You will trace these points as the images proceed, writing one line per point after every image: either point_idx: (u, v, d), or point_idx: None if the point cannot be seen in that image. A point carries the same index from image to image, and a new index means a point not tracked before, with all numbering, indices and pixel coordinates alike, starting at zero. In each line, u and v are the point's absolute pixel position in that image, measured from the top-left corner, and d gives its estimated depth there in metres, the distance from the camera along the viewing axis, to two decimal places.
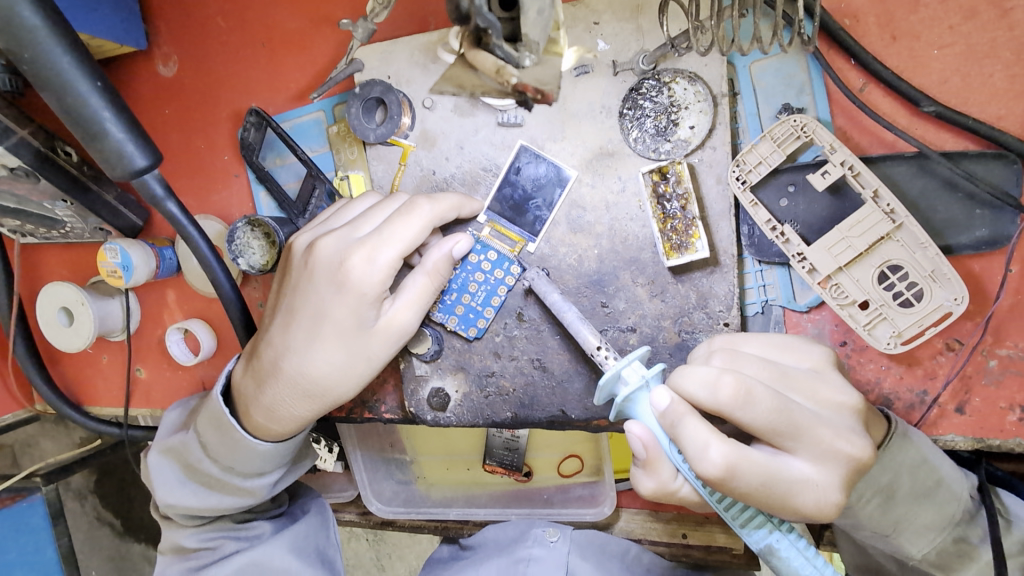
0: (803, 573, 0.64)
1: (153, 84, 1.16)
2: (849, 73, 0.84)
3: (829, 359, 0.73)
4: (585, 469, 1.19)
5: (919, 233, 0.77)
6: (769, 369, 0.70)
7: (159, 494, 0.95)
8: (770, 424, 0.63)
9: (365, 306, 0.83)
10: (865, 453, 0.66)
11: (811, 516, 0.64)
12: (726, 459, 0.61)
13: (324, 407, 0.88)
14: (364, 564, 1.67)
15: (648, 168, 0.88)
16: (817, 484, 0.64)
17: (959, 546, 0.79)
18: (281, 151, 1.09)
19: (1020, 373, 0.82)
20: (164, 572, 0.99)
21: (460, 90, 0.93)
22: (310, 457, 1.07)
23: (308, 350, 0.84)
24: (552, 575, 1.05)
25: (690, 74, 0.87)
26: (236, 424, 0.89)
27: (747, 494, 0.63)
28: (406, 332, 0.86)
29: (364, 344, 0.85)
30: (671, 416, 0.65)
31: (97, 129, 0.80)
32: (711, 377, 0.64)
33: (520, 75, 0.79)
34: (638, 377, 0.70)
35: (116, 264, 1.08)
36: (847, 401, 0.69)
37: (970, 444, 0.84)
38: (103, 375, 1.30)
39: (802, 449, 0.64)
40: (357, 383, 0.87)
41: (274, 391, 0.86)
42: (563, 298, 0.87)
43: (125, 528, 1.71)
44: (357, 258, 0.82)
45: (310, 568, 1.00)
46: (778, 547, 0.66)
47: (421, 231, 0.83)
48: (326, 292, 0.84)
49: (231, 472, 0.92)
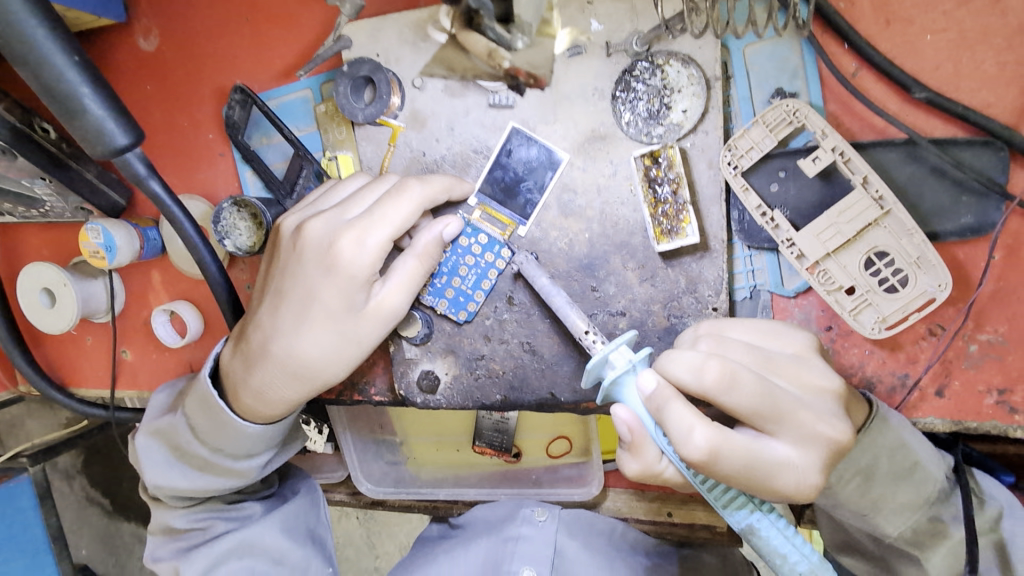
0: (782, 551, 0.66)
1: (133, 58, 1.12)
2: (842, 58, 0.83)
3: (812, 345, 0.74)
4: (574, 450, 1.21)
5: (906, 219, 0.78)
6: (753, 354, 0.71)
7: (147, 476, 0.95)
8: (753, 407, 0.65)
9: (355, 289, 0.82)
10: (845, 436, 0.67)
11: (790, 497, 0.66)
12: (710, 443, 0.62)
13: (314, 389, 0.87)
14: (353, 543, 1.69)
15: (640, 152, 0.87)
16: (799, 467, 0.65)
17: (934, 525, 0.81)
18: (267, 130, 1.07)
19: (1000, 357, 0.84)
20: (153, 553, 1.00)
21: (451, 73, 0.92)
22: (300, 439, 1.07)
23: (297, 333, 0.84)
24: (541, 553, 1.08)
25: (683, 57, 0.86)
26: (225, 407, 0.89)
27: (730, 477, 0.64)
28: (396, 315, 0.86)
29: (354, 327, 0.84)
30: (657, 399, 0.65)
31: (75, 105, 0.78)
32: (697, 362, 0.65)
33: (512, 59, 0.88)
34: (626, 360, 0.71)
35: (99, 244, 1.07)
36: (829, 386, 0.70)
37: (948, 426, 0.86)
38: (88, 358, 1.29)
39: (784, 432, 0.65)
40: (347, 365, 0.87)
41: (263, 374, 0.85)
42: (552, 282, 0.87)
43: (113, 507, 1.75)
44: (346, 240, 0.81)
45: (300, 548, 1.02)
46: (759, 527, 0.67)
47: (412, 214, 0.82)
48: (316, 274, 0.83)
49: (220, 454, 0.92)
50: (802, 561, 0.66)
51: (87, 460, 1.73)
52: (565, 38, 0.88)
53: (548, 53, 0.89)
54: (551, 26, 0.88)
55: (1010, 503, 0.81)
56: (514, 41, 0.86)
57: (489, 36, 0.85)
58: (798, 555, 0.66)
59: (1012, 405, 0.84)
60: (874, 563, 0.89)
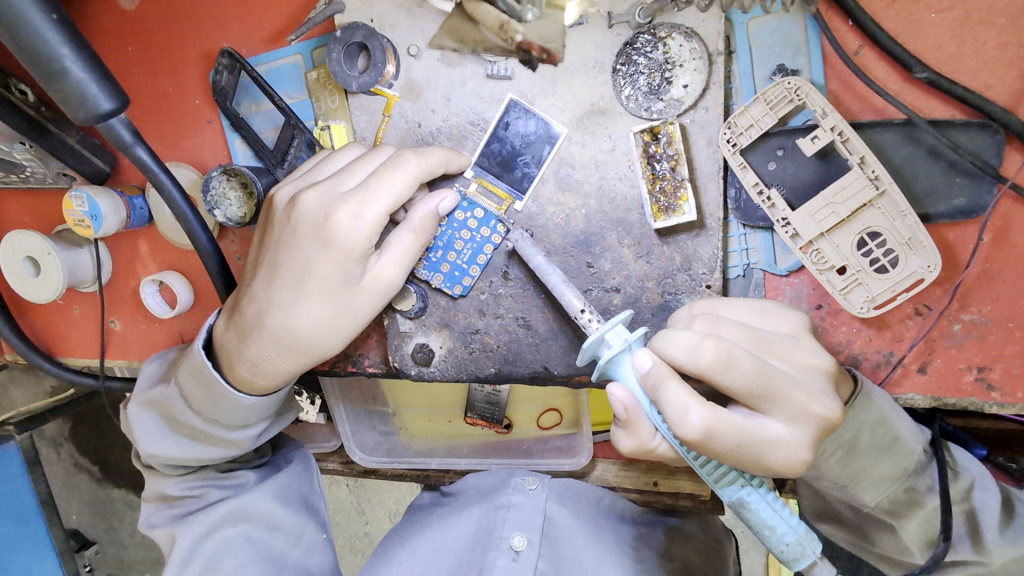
0: (771, 522, 0.69)
1: (113, 18, 1.07)
2: (846, 35, 0.83)
3: (805, 325, 0.76)
4: (563, 422, 1.24)
5: (900, 201, 0.79)
6: (748, 335, 0.72)
7: (142, 446, 0.95)
8: (748, 386, 0.66)
9: (351, 263, 0.82)
10: (836, 413, 0.69)
11: (780, 472, 0.68)
12: (705, 422, 0.64)
13: (309, 362, 0.88)
14: (344, 509, 1.72)
15: (639, 128, 0.86)
16: (789, 442, 0.67)
17: (909, 495, 0.84)
18: (256, 97, 1.04)
19: (981, 337, 0.86)
20: (149, 519, 1.01)
21: (461, 44, 0.90)
22: (294, 410, 1.08)
23: (292, 306, 0.83)
24: (531, 520, 1.08)
25: (686, 30, 0.84)
26: (220, 378, 0.89)
27: (723, 453, 0.66)
28: (392, 289, 0.86)
29: (350, 301, 0.84)
30: (653, 378, 0.66)
31: (55, 68, 0.74)
32: (693, 342, 0.66)
33: (524, 31, 0.87)
34: (622, 340, 0.72)
35: (83, 213, 1.04)
36: (821, 364, 0.72)
37: (928, 402, 0.89)
38: (76, 327, 1.27)
39: (777, 411, 0.68)
40: (343, 339, 0.87)
41: (258, 346, 0.85)
42: (547, 261, 0.86)
43: (102, 474, 1.76)
44: (341, 213, 0.80)
45: (294, 515, 1.03)
46: (749, 500, 0.70)
47: (409, 186, 0.81)
48: (311, 248, 0.82)
49: (214, 424, 0.93)
50: (789, 532, 0.70)
51: (74, 427, 1.72)
52: (574, 9, 0.86)
53: (559, 25, 0.87)
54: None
55: (981, 475, 0.85)
56: (525, 12, 0.86)
57: (501, 7, 0.86)
58: (787, 527, 0.70)
59: (990, 382, 0.87)
60: (850, 530, 0.93)
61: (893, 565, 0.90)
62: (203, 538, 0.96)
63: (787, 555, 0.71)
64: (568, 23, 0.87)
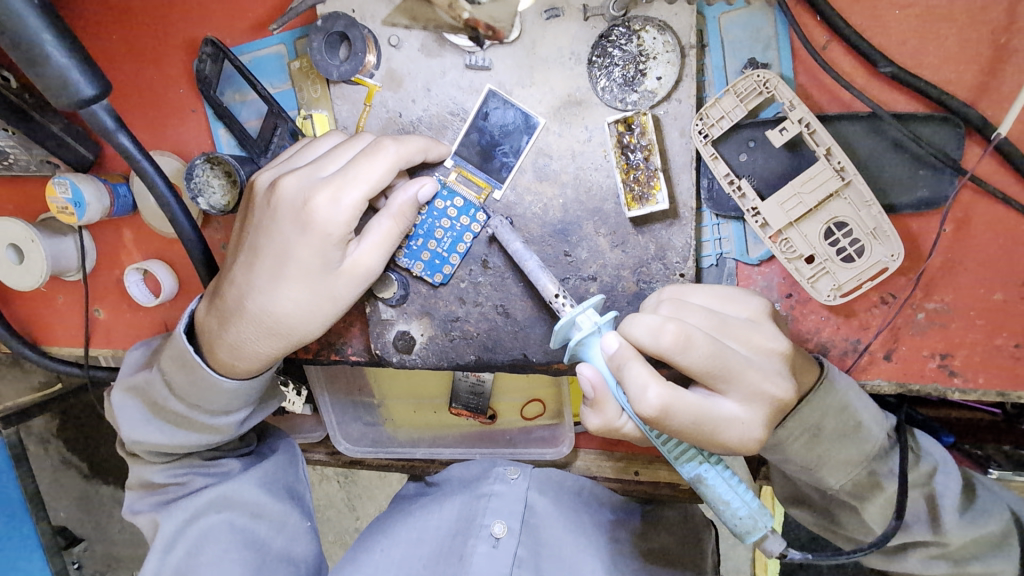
0: (726, 498, 0.71)
1: (97, 7, 1.08)
2: (814, 30, 0.85)
3: (766, 310, 0.78)
4: (546, 413, 1.25)
5: (865, 191, 0.81)
6: (710, 319, 0.74)
7: (124, 431, 0.96)
8: (705, 368, 0.68)
9: (331, 248, 0.83)
10: (788, 394, 0.72)
11: (735, 449, 0.70)
12: (662, 400, 0.66)
13: (289, 346, 0.89)
14: (334, 503, 1.73)
15: (614, 119, 0.88)
16: (744, 421, 0.70)
17: (871, 478, 0.87)
18: (241, 87, 1.05)
19: (944, 325, 0.89)
20: (132, 506, 1.01)
21: (414, 23, 0.92)
22: (278, 398, 1.09)
23: (273, 290, 0.85)
24: (512, 508, 1.10)
25: (660, 23, 0.86)
26: (201, 362, 0.90)
27: (681, 431, 0.68)
28: (372, 275, 0.87)
29: (331, 285, 0.85)
30: (618, 359, 0.69)
31: (36, 53, 0.75)
32: (656, 325, 0.68)
33: (472, 9, 0.88)
34: (592, 322, 0.74)
35: (67, 200, 1.05)
36: (778, 347, 0.74)
37: (894, 388, 0.92)
38: (60, 316, 1.27)
39: (733, 391, 0.70)
40: (323, 323, 0.88)
41: (239, 330, 0.86)
42: (525, 247, 0.88)
43: (90, 470, 1.76)
44: (320, 197, 0.81)
45: (279, 502, 1.03)
46: (706, 476, 0.72)
47: (387, 172, 0.82)
48: (291, 233, 0.83)
49: (196, 409, 0.93)
50: (743, 507, 0.72)
51: (62, 423, 1.72)
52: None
53: (512, 8, 0.88)
54: None
55: (943, 459, 0.88)
56: None
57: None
58: (741, 502, 0.72)
59: (953, 369, 0.90)
60: (818, 514, 0.95)
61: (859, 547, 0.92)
62: (187, 525, 0.97)
63: (739, 528, 0.73)
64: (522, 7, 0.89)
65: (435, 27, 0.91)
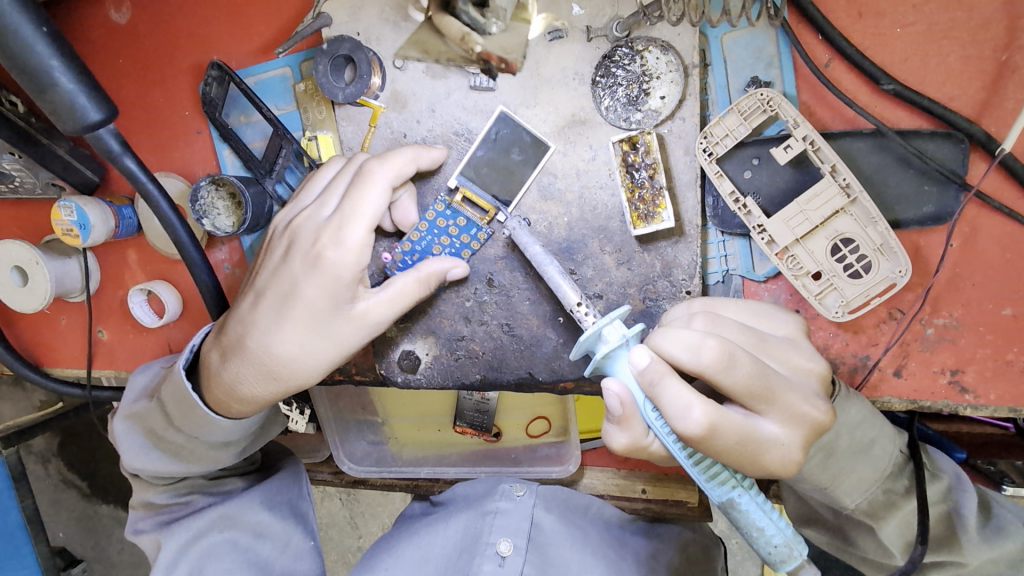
0: (760, 525, 0.70)
1: (104, 32, 1.09)
2: (816, 48, 0.86)
3: (801, 328, 0.78)
4: (552, 430, 1.24)
5: (871, 208, 0.81)
6: (747, 335, 0.73)
7: (126, 458, 0.95)
8: (748, 386, 0.67)
9: (338, 291, 0.82)
10: (827, 416, 0.71)
11: (775, 472, 0.69)
12: (708, 419, 0.64)
13: (289, 389, 0.87)
14: (337, 523, 1.71)
15: (618, 138, 0.88)
16: (785, 442, 0.69)
17: (887, 496, 0.86)
18: (246, 109, 1.06)
19: (953, 340, 0.88)
20: (136, 527, 0.99)
21: (426, 56, 0.92)
22: (278, 425, 1.06)
23: (275, 331, 0.84)
24: (518, 526, 1.09)
25: (662, 44, 0.87)
26: (198, 400, 0.89)
27: (724, 451, 0.66)
28: (379, 326, 0.86)
29: (334, 330, 0.84)
30: (650, 375, 0.66)
31: (45, 79, 0.76)
32: (696, 341, 0.66)
33: (484, 42, 0.88)
34: (619, 335, 0.72)
35: (71, 222, 1.04)
36: (816, 368, 0.74)
37: (905, 405, 0.91)
38: (63, 337, 1.27)
39: (773, 412, 0.69)
40: (323, 367, 0.86)
41: (238, 369, 0.86)
42: (545, 251, 0.87)
43: (90, 490, 1.74)
44: (329, 237, 0.82)
45: (282, 522, 1.01)
46: (739, 501, 0.70)
47: (382, 198, 0.82)
48: (301, 274, 0.83)
49: (197, 441, 0.92)
50: (777, 534, 0.71)
51: (63, 443, 1.71)
52: (539, 24, 0.89)
53: (524, 38, 0.89)
54: (523, 10, 0.89)
55: (956, 476, 0.87)
56: (489, 26, 0.88)
57: (464, 19, 0.88)
58: (775, 529, 0.70)
59: (963, 385, 0.89)
60: (832, 533, 0.93)
61: (876, 569, 0.90)
62: (188, 545, 0.94)
63: (775, 557, 0.72)
64: (533, 36, 0.90)
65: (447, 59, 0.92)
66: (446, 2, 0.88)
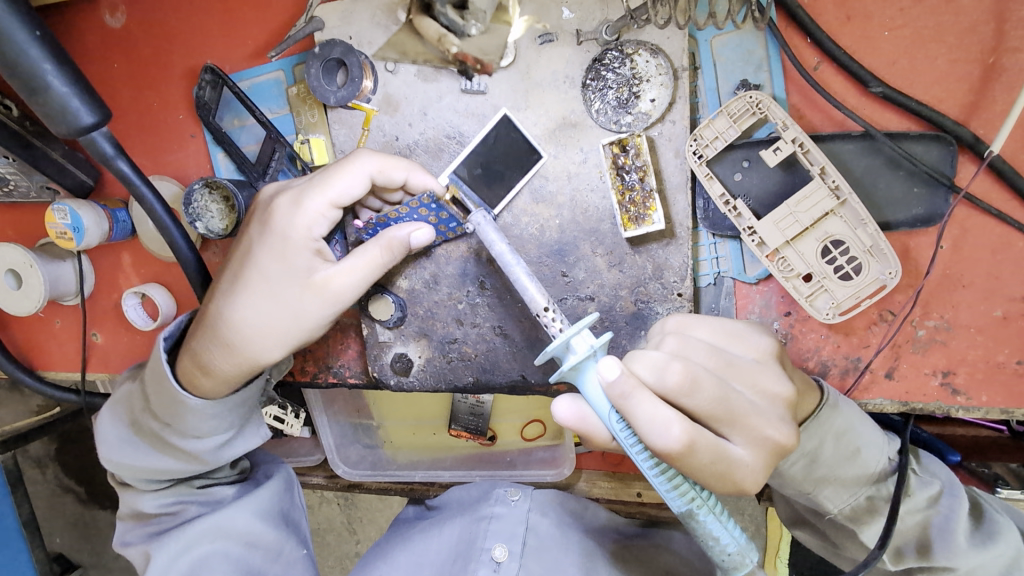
0: (715, 533, 0.68)
1: (98, 36, 1.10)
2: (805, 52, 0.86)
3: (773, 350, 0.76)
4: (547, 433, 1.23)
5: (860, 210, 0.81)
6: (715, 358, 0.72)
7: (102, 453, 0.94)
8: (710, 410, 0.67)
9: (298, 260, 0.85)
10: (791, 440, 0.69)
11: (744, 489, 0.69)
12: (685, 434, 0.63)
13: (248, 361, 0.85)
14: (335, 527, 1.71)
15: (608, 140, 0.89)
16: (752, 465, 0.68)
17: (872, 502, 0.86)
18: (239, 112, 1.06)
19: (944, 342, 0.88)
20: (124, 538, 0.98)
21: (402, 57, 0.93)
22: (259, 435, 0.98)
23: (235, 298, 0.84)
24: (513, 531, 1.08)
25: (652, 47, 0.87)
26: (169, 374, 0.85)
27: (699, 469, 0.65)
28: (345, 296, 0.86)
29: (291, 297, 0.84)
30: (621, 388, 0.63)
31: (38, 83, 0.76)
32: (661, 363, 0.66)
33: (461, 44, 0.87)
34: (586, 346, 0.66)
35: (66, 225, 1.05)
36: (783, 392, 0.72)
37: (896, 407, 0.91)
38: (57, 340, 1.27)
39: (738, 434, 0.68)
40: (283, 338, 0.85)
41: (201, 340, 0.85)
42: (511, 249, 0.78)
43: (87, 495, 1.74)
44: (288, 204, 0.85)
45: (275, 531, 0.99)
46: (697, 512, 0.67)
47: (353, 180, 0.84)
48: (262, 246, 0.85)
49: (170, 431, 0.89)
50: (733, 545, 0.69)
51: (60, 447, 1.71)
52: (522, 26, 0.90)
53: (502, 39, 0.89)
54: (506, 14, 0.89)
55: (949, 482, 0.86)
56: (468, 28, 0.87)
57: (442, 22, 0.87)
58: (729, 538, 0.69)
59: (955, 387, 0.89)
60: (822, 538, 0.93)
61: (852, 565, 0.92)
62: (177, 557, 0.92)
63: (728, 564, 0.70)
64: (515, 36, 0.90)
65: (423, 61, 0.93)
66: (427, 5, 0.88)
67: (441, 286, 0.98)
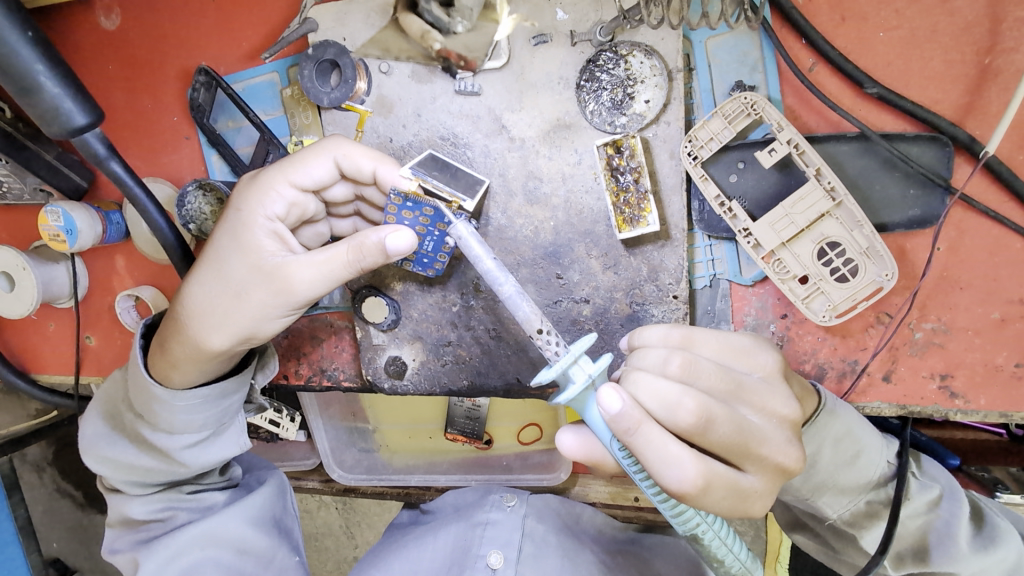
0: (718, 551, 0.71)
1: (93, 38, 1.10)
2: (800, 53, 0.86)
3: (778, 366, 0.73)
4: (543, 438, 1.21)
5: (856, 211, 0.80)
6: (726, 381, 0.68)
7: (84, 445, 0.95)
8: (727, 442, 0.64)
9: (253, 242, 0.80)
10: (800, 463, 0.68)
11: (751, 515, 0.68)
12: (701, 476, 0.61)
13: (199, 348, 0.81)
14: (333, 532, 1.69)
15: (603, 141, 0.88)
16: (762, 494, 0.67)
17: (870, 506, 0.85)
18: (233, 114, 1.06)
19: (942, 345, 0.88)
20: (112, 546, 0.96)
21: (386, 54, 0.93)
22: (239, 443, 0.97)
23: (194, 281, 0.82)
24: (507, 538, 1.06)
25: (646, 48, 0.87)
26: (141, 362, 0.87)
27: (711, 505, 0.64)
28: (293, 286, 0.78)
29: (242, 282, 0.80)
30: (626, 423, 0.60)
31: (30, 84, 0.76)
32: (674, 395, 0.62)
33: (444, 41, 0.87)
34: (586, 376, 0.64)
35: (58, 227, 1.04)
36: (792, 413, 0.70)
37: (894, 411, 0.90)
38: (50, 343, 1.26)
39: (751, 463, 0.66)
40: (231, 326, 0.80)
41: (166, 325, 0.84)
42: (499, 265, 0.74)
43: (84, 500, 1.72)
44: (252, 187, 0.83)
45: (268, 538, 0.98)
46: (703, 536, 0.69)
47: (316, 162, 0.82)
48: (223, 229, 0.83)
49: (149, 427, 0.91)
50: (738, 564, 0.73)
51: (56, 452, 1.69)
52: (511, 24, 0.89)
53: (488, 37, 0.88)
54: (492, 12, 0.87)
55: (949, 486, 0.85)
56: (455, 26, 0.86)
57: (426, 18, 0.86)
58: (735, 557, 0.72)
59: (953, 390, 0.88)
60: (821, 542, 0.92)
61: (852, 569, 0.92)
62: (168, 563, 0.91)
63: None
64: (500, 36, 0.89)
65: (407, 57, 0.92)
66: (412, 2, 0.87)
67: (435, 288, 0.97)
